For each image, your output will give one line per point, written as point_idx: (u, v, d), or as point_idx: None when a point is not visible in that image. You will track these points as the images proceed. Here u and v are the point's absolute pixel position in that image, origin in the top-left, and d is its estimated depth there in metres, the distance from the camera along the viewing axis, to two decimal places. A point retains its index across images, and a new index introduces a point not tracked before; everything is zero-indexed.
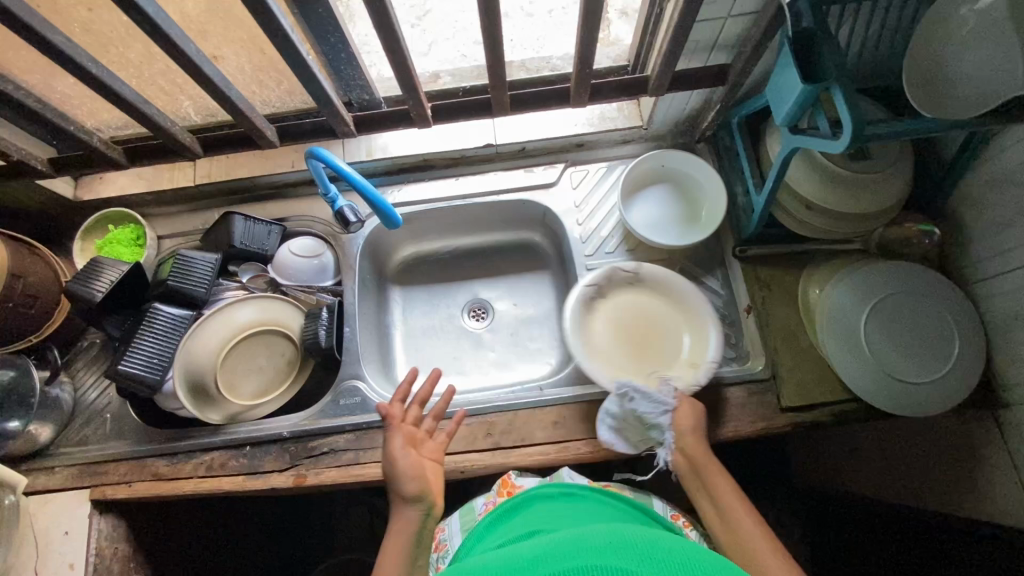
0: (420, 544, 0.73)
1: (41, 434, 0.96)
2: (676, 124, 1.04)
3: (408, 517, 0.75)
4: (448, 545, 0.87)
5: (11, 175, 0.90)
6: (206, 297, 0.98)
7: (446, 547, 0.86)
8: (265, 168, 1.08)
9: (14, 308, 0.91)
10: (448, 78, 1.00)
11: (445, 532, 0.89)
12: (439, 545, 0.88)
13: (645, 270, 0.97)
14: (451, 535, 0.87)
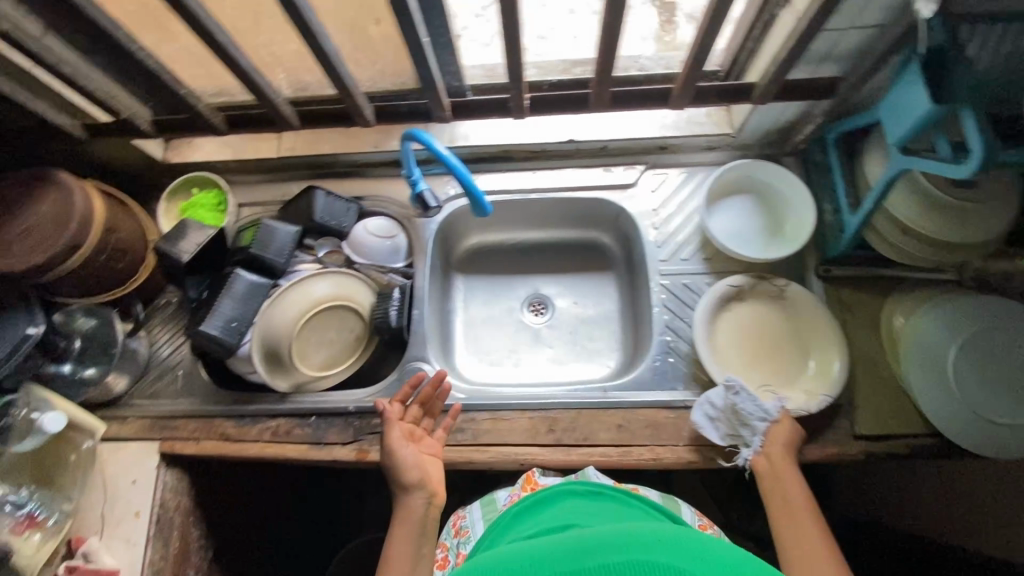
0: (425, 531, 0.82)
1: (116, 385, 1.00)
2: (766, 135, 1.02)
3: (413, 515, 0.82)
4: (470, 532, 0.87)
5: (117, 132, 0.93)
6: (286, 268, 1.00)
7: (468, 533, 0.87)
8: (347, 146, 1.09)
9: (106, 261, 0.93)
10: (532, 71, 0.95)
11: (466, 518, 0.89)
12: (461, 530, 0.88)
13: (795, 289, 0.95)
14: (473, 523, 0.87)
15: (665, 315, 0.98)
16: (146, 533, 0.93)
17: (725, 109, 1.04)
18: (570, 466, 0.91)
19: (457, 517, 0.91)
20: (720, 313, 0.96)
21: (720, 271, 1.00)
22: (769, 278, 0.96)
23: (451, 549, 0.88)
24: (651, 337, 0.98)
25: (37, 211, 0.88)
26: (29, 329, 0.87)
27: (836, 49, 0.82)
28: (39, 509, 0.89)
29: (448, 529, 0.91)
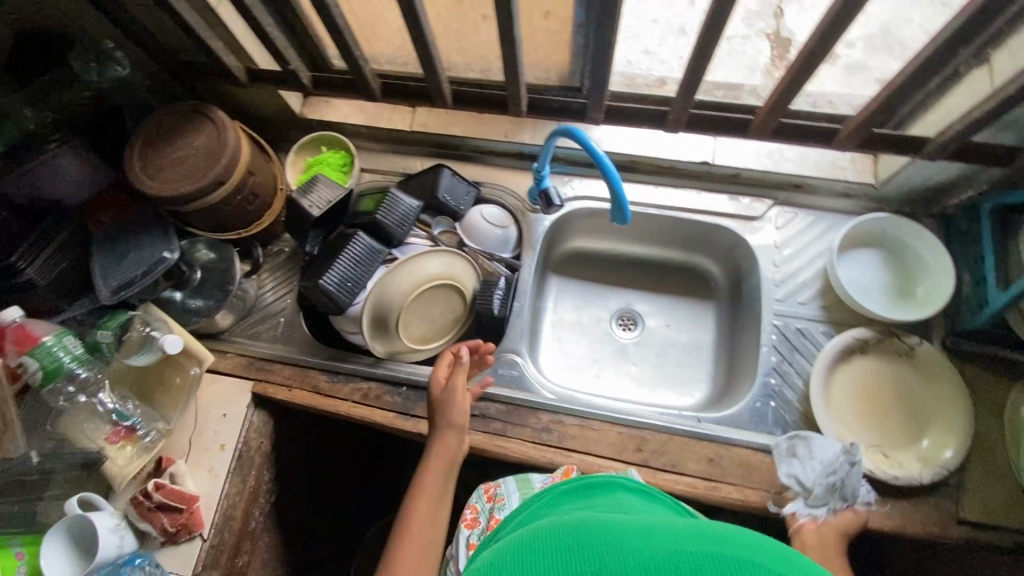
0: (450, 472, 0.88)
1: (221, 320, 1.03)
2: (910, 193, 0.98)
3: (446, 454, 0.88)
4: (504, 500, 0.83)
5: (277, 80, 0.95)
6: (402, 239, 1.01)
7: (502, 501, 0.83)
8: (477, 131, 1.10)
9: (240, 202, 0.96)
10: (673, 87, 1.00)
11: (501, 487, 0.86)
12: (495, 497, 0.85)
13: (926, 349, 0.92)
14: (509, 493, 0.84)
15: (773, 357, 0.96)
16: (228, 466, 0.96)
17: (871, 158, 1.01)
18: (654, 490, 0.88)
19: (491, 485, 0.87)
20: (841, 362, 0.93)
21: (837, 322, 0.97)
22: (899, 336, 0.93)
23: (481, 513, 0.85)
24: (755, 377, 0.96)
25: (193, 143, 0.91)
26: (165, 252, 0.93)
27: None
28: (138, 424, 0.93)
29: (479, 493, 0.88)
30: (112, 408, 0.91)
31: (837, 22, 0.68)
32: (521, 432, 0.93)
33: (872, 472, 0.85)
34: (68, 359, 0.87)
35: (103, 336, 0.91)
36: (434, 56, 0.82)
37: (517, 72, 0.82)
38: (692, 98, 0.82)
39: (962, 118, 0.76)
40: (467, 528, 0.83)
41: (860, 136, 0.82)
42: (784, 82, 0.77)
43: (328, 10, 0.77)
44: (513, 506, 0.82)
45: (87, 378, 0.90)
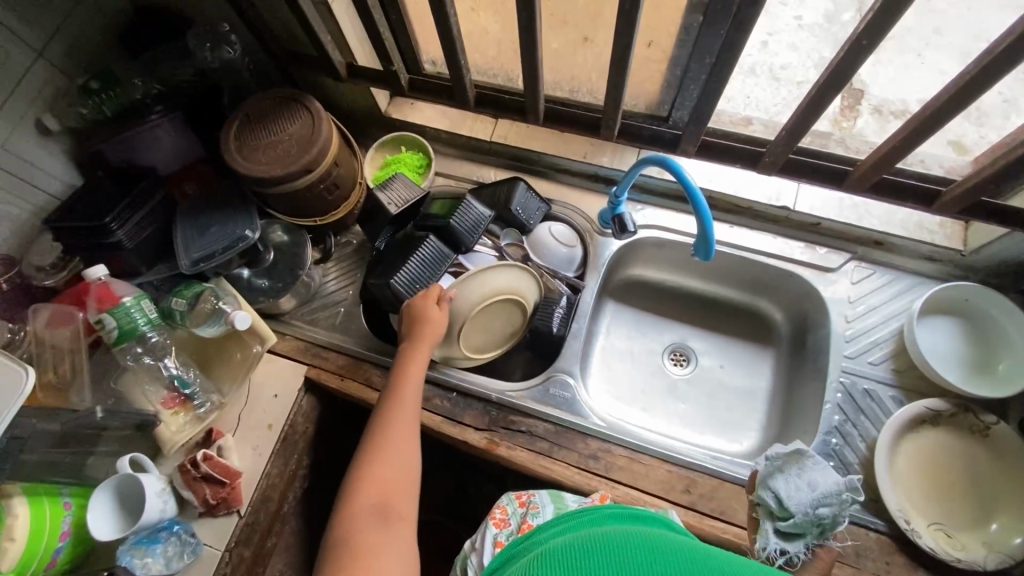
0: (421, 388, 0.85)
1: (285, 303, 1.04)
2: (1002, 265, 0.94)
3: (420, 367, 0.86)
4: (538, 508, 0.79)
5: (375, 78, 0.98)
6: (470, 246, 1.02)
7: (536, 509, 0.79)
8: (556, 149, 1.11)
9: (322, 191, 0.98)
10: (759, 128, 1.00)
11: (535, 496, 0.82)
12: (528, 504, 0.81)
13: (1004, 430, 0.87)
14: (544, 502, 0.80)
15: (836, 416, 0.92)
16: (273, 447, 0.97)
17: (961, 224, 0.97)
18: (699, 535, 0.85)
19: (525, 492, 0.84)
20: (909, 432, 0.90)
21: (907, 389, 0.94)
22: (975, 412, 0.89)
23: (511, 515, 0.81)
24: (814, 434, 0.92)
25: (287, 129, 0.93)
26: (246, 231, 0.96)
27: None
28: (195, 394, 0.94)
29: (510, 495, 0.84)
30: (174, 373, 0.93)
31: (969, 86, 0.65)
32: (567, 455, 0.92)
33: (935, 551, 0.81)
34: (141, 321, 0.89)
35: (178, 304, 0.93)
36: (537, 74, 0.83)
37: (618, 98, 0.82)
38: (794, 142, 0.81)
39: None
40: (495, 526, 0.79)
41: (964, 202, 0.79)
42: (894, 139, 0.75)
43: (445, 20, 0.78)
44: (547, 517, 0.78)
45: (157, 342, 0.93)
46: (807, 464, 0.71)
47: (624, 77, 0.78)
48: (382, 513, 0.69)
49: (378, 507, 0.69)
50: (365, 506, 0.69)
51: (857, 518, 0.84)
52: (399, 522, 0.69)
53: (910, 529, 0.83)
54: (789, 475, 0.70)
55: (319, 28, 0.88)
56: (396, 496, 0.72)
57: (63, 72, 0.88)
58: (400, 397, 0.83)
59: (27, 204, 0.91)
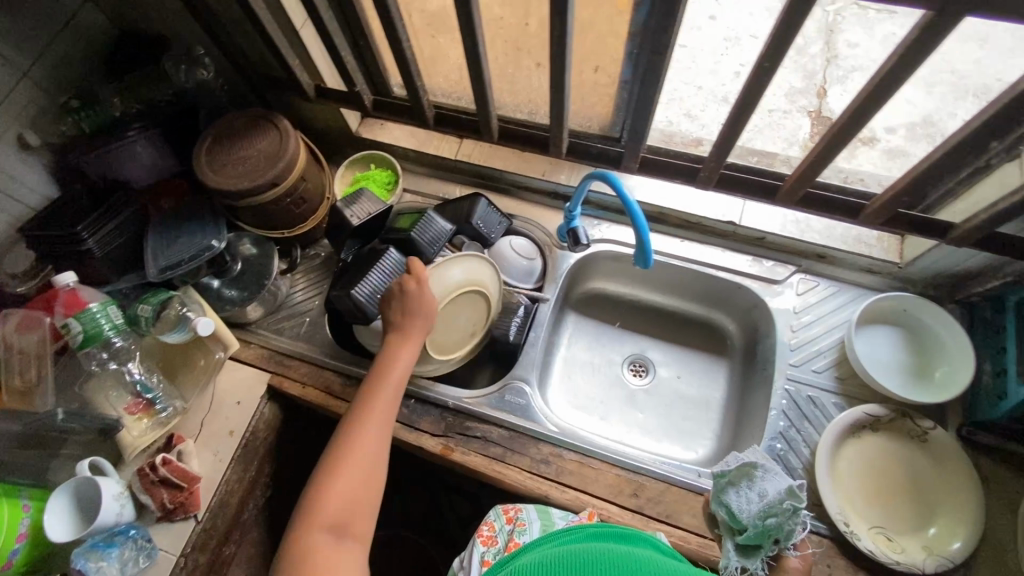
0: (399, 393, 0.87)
1: (251, 312, 1.08)
2: (936, 277, 0.98)
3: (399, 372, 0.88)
4: (525, 525, 0.82)
5: (341, 99, 1.04)
6: (431, 259, 1.05)
7: (523, 525, 0.82)
8: (517, 166, 1.15)
9: (289, 205, 1.03)
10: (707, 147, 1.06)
11: (522, 512, 0.85)
12: (515, 520, 0.83)
13: (940, 435, 0.90)
14: (531, 519, 0.83)
15: (781, 422, 0.95)
16: (233, 453, 0.98)
17: (898, 239, 1.01)
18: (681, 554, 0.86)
19: (512, 507, 0.86)
20: (850, 437, 0.92)
21: (850, 396, 0.97)
22: (913, 418, 0.92)
23: (498, 532, 0.83)
24: (761, 439, 0.95)
25: (255, 146, 0.98)
26: (213, 240, 1.00)
27: None
28: (158, 399, 0.97)
29: (497, 511, 0.86)
30: (137, 378, 0.96)
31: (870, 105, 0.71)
32: (520, 460, 0.94)
33: (873, 553, 0.83)
34: (107, 326, 0.92)
35: (144, 310, 0.95)
36: (486, 94, 0.89)
37: (562, 117, 0.88)
38: (726, 157, 0.84)
39: (989, 208, 0.76)
40: (483, 544, 0.81)
41: (885, 215, 0.84)
42: (812, 153, 0.78)
43: (399, 45, 0.85)
44: (534, 534, 0.81)
45: (121, 346, 0.96)
46: (758, 475, 0.78)
47: (564, 98, 0.84)
48: (337, 532, 0.73)
49: (334, 526, 0.73)
50: (323, 522, 0.72)
51: None
52: (353, 543, 0.73)
53: (850, 532, 0.85)
54: (740, 489, 0.78)
55: (286, 51, 0.94)
56: (355, 515, 0.75)
57: (45, 92, 0.93)
58: (373, 402, 0.85)
59: (5, 215, 0.95)
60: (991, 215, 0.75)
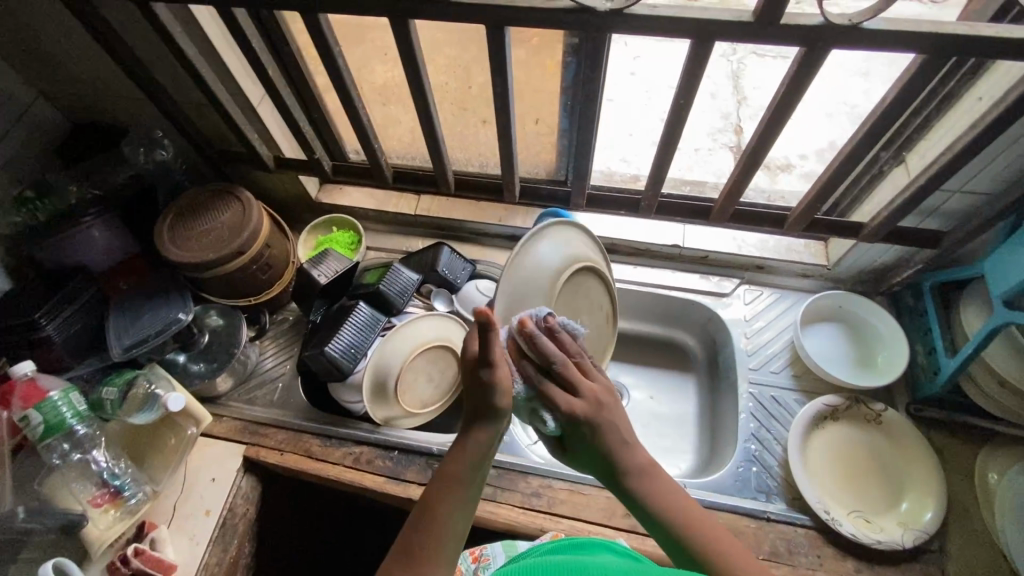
0: (469, 494, 0.58)
1: (221, 384, 1.06)
2: (861, 274, 1.09)
3: (464, 478, 0.59)
4: (490, 560, 0.88)
5: (300, 167, 1.09)
6: (401, 309, 1.08)
7: (488, 561, 0.88)
8: (475, 216, 1.21)
9: (254, 271, 1.04)
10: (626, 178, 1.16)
11: (487, 549, 0.90)
12: (481, 558, 0.89)
13: (892, 415, 0.97)
14: (495, 554, 0.88)
15: (752, 423, 1.01)
16: (211, 533, 0.94)
17: (823, 243, 1.12)
18: None
19: (477, 547, 0.91)
20: (815, 429, 0.98)
21: (807, 391, 1.04)
22: (865, 402, 0.99)
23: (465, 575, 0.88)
24: (735, 443, 1.00)
25: (218, 218, 1.01)
26: (179, 313, 1.00)
27: (951, 207, 0.87)
28: (126, 486, 0.91)
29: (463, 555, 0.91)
30: (103, 467, 0.91)
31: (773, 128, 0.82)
32: (511, 497, 0.94)
33: (855, 536, 0.87)
34: (70, 414, 0.89)
35: (108, 393, 0.94)
36: (440, 151, 0.96)
37: (513, 165, 0.95)
38: (661, 186, 0.93)
39: (889, 205, 0.87)
40: None
41: (803, 222, 0.94)
42: (730, 176, 0.88)
43: (356, 115, 0.91)
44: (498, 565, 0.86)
45: (85, 434, 0.91)
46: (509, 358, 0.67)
47: (512, 149, 0.91)
48: None
49: None
50: None
51: (781, 514, 0.91)
52: None
53: (831, 519, 0.89)
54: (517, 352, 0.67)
55: (246, 127, 0.99)
56: None
57: None
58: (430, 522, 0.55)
59: None
60: (891, 213, 0.86)
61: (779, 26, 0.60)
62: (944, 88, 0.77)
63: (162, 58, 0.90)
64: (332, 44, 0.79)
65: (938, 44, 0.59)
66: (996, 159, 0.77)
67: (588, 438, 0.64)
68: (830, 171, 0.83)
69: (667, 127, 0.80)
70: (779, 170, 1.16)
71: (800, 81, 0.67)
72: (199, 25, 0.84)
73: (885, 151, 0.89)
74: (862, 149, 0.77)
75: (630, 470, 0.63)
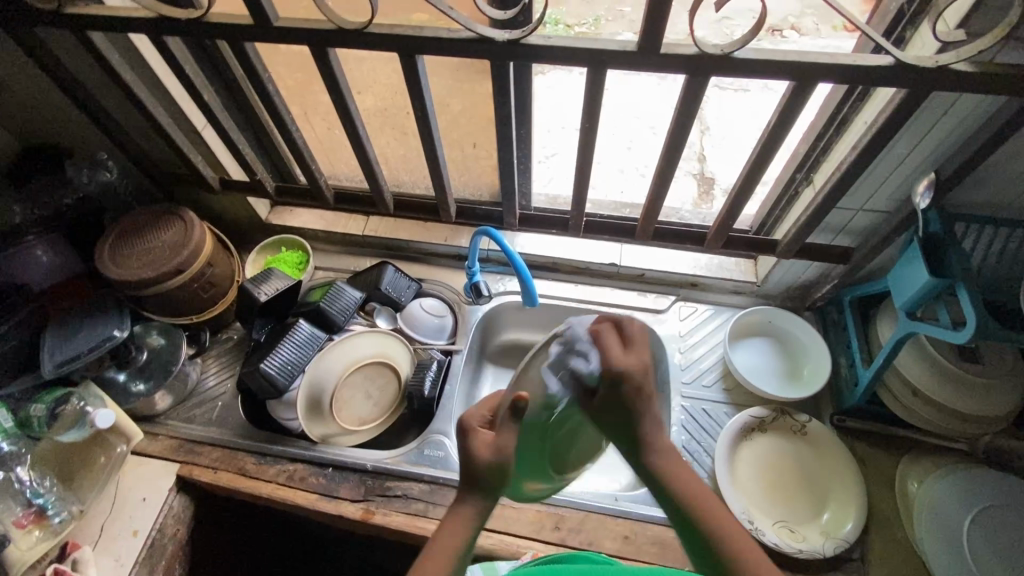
0: None
1: (159, 402, 1.07)
2: (788, 290, 1.13)
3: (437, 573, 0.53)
4: None
5: (245, 189, 1.12)
6: (342, 326, 1.09)
7: None
8: (421, 236, 1.24)
9: (195, 290, 1.06)
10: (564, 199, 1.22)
11: None
12: None
13: (816, 425, 1.00)
14: None
15: (683, 436, 1.03)
16: (136, 555, 0.92)
17: (753, 261, 1.16)
18: None
19: None
20: (743, 441, 1.01)
21: (738, 404, 1.07)
22: (791, 413, 1.02)
23: None
24: None
25: (159, 237, 1.03)
26: (114, 329, 1.00)
27: (856, 224, 0.92)
28: (50, 505, 0.89)
29: None
30: (28, 485, 0.90)
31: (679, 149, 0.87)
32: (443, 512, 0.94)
33: (778, 546, 0.88)
34: None
35: (37, 410, 0.94)
36: (377, 174, 0.99)
37: (445, 187, 0.99)
38: (586, 206, 0.97)
39: (796, 223, 0.92)
40: None
41: (721, 240, 0.98)
42: (647, 197, 0.93)
43: (292, 139, 0.95)
44: None
45: (9, 452, 0.91)
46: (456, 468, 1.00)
47: (442, 171, 0.95)
48: None
49: None
50: None
51: None
52: None
53: (755, 529, 0.90)
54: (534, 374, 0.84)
55: (189, 150, 1.02)
56: None
57: None
58: None
59: None
60: (798, 230, 0.91)
61: (661, 54, 0.65)
62: (835, 112, 0.83)
63: (107, 85, 0.94)
64: (261, 71, 0.83)
65: (805, 72, 0.65)
66: (886, 178, 0.82)
67: (620, 415, 0.55)
68: (735, 191, 0.89)
69: (581, 150, 0.84)
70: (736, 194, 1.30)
71: (689, 106, 0.72)
72: (137, 52, 0.88)
73: (796, 172, 0.94)
74: (760, 168, 0.82)
75: (661, 448, 0.56)
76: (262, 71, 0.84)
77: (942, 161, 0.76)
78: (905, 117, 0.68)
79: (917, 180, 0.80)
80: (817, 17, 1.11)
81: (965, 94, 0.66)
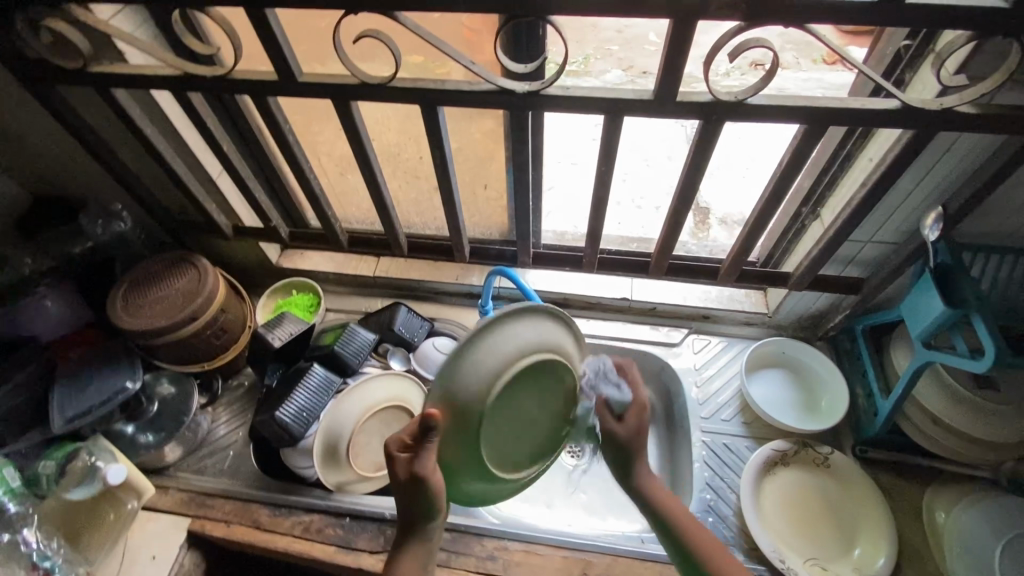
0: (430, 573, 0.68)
1: (169, 454, 1.04)
2: (800, 320, 1.14)
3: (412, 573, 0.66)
4: None
5: (258, 235, 1.12)
6: (356, 369, 1.08)
7: None
8: (432, 276, 1.25)
9: (208, 337, 1.05)
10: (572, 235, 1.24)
11: None
12: None
13: (839, 457, 0.99)
14: None
15: (705, 472, 1.02)
16: None
17: (763, 293, 1.18)
18: None
19: None
20: (766, 475, 1.00)
21: (758, 437, 1.06)
22: (812, 445, 1.01)
23: None
24: (691, 493, 1.00)
25: (173, 285, 1.02)
26: (127, 381, 0.99)
27: (865, 256, 0.94)
28: (57, 568, 0.86)
29: None
30: (34, 548, 0.86)
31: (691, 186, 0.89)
32: (466, 561, 0.91)
33: None
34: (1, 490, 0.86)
35: (46, 467, 0.92)
36: (392, 218, 1.00)
37: (460, 228, 1.00)
38: (599, 244, 0.99)
39: (808, 256, 0.94)
40: None
41: (734, 273, 0.99)
42: (661, 234, 0.94)
43: (309, 188, 0.96)
44: None
45: (16, 513, 0.87)
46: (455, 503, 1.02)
47: (458, 213, 0.97)
48: None
49: None
50: None
51: None
52: None
53: (787, 568, 0.88)
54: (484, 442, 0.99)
55: (205, 199, 1.03)
56: None
57: None
58: None
59: None
60: (810, 263, 0.93)
61: (676, 102, 0.68)
62: (840, 149, 0.85)
63: (124, 137, 0.95)
64: (282, 123, 0.85)
65: (818, 115, 0.67)
66: (893, 212, 0.85)
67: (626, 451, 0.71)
68: (747, 228, 0.90)
69: (596, 191, 0.86)
70: (735, 224, 1.32)
71: (704, 149, 0.74)
72: (158, 107, 0.89)
73: (803, 206, 0.96)
74: (773, 204, 0.84)
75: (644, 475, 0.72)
76: (283, 124, 0.86)
77: (948, 195, 0.79)
78: (913, 156, 0.71)
79: (925, 213, 0.82)
80: (796, 50, 1.26)
81: (966, 134, 0.69)
